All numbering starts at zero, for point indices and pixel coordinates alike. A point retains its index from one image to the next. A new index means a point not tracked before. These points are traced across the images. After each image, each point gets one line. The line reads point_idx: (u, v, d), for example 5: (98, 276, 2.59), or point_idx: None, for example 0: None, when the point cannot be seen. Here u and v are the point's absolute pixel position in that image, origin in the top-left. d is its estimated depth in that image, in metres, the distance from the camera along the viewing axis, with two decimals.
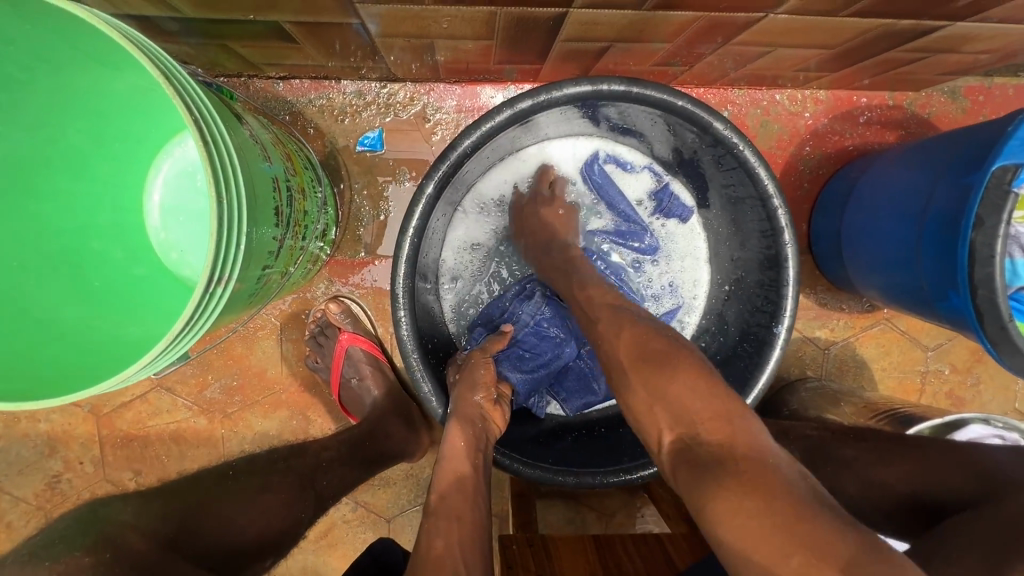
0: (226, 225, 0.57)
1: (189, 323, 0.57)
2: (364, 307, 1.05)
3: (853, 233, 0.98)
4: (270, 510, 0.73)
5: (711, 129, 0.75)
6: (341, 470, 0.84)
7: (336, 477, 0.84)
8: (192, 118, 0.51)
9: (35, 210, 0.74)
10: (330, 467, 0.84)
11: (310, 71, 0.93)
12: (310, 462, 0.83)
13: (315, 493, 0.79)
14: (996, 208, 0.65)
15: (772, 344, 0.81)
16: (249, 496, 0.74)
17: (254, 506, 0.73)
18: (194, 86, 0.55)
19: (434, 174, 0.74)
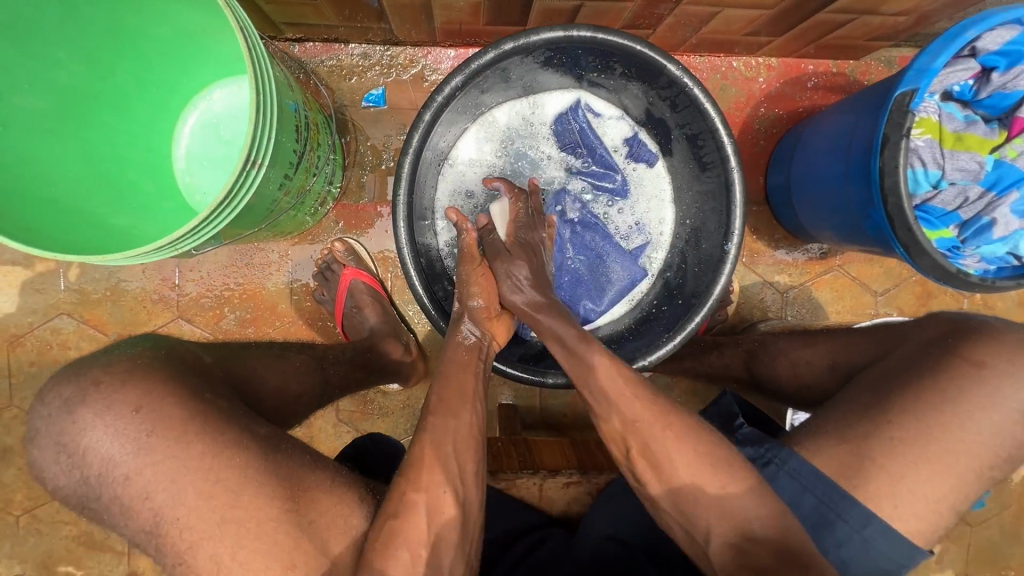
0: (258, 128, 0.68)
1: (222, 205, 0.69)
2: (368, 251, 1.17)
3: (800, 178, 1.11)
4: (292, 376, 0.85)
5: (666, 71, 0.88)
6: (345, 365, 0.98)
7: (341, 372, 0.97)
8: (239, 31, 0.63)
9: (85, 138, 0.85)
10: (335, 364, 0.96)
11: (323, 33, 1.07)
12: (320, 355, 0.96)
13: (324, 377, 0.91)
14: (898, 126, 0.78)
15: (724, 260, 0.93)
16: (275, 359, 0.86)
17: (276, 368, 0.85)
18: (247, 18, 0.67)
19: (430, 106, 0.86)
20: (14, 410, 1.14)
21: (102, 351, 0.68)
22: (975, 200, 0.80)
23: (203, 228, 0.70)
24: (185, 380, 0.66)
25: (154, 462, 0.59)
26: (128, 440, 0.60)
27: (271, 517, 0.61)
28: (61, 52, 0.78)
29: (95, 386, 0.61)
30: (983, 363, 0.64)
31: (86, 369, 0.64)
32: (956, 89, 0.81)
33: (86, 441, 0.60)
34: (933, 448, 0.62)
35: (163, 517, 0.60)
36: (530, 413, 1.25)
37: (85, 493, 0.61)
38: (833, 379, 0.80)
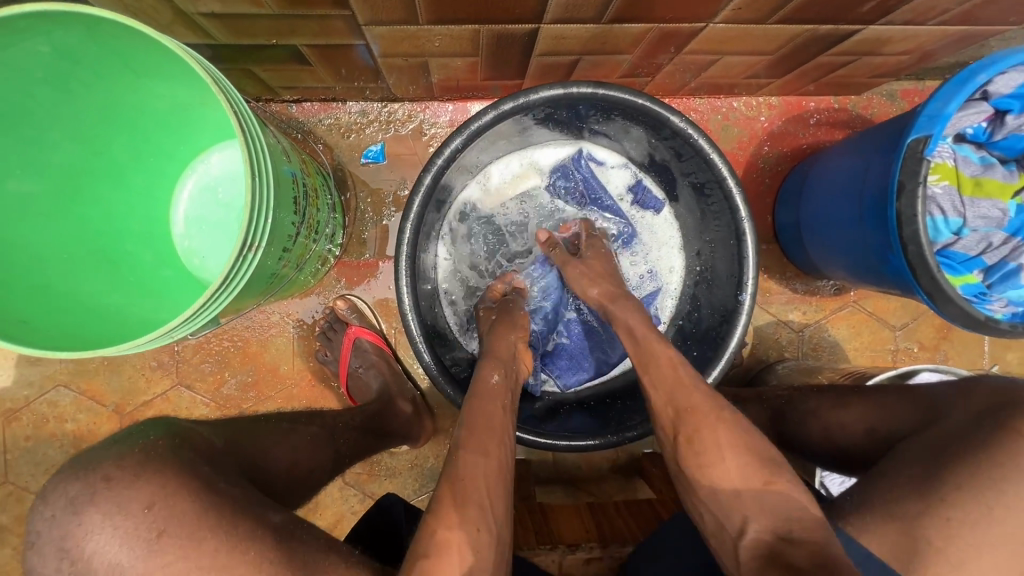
0: (256, 206, 0.67)
1: (223, 286, 0.66)
2: (369, 304, 1.14)
3: (809, 218, 1.09)
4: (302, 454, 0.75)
5: (669, 123, 0.86)
6: (355, 433, 0.92)
7: (352, 440, 0.91)
8: (232, 115, 0.62)
9: (81, 214, 0.83)
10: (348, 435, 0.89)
11: (321, 94, 1.06)
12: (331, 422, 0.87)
13: (336, 451, 0.83)
14: (914, 174, 0.76)
15: (739, 311, 0.90)
16: (285, 431, 0.77)
17: (288, 441, 0.76)
18: (238, 95, 0.67)
19: (430, 169, 0.84)
20: (10, 487, 1.11)
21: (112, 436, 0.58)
22: (1000, 246, 0.77)
23: (201, 313, 0.67)
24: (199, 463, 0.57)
25: (166, 566, 0.50)
26: (136, 543, 0.50)
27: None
28: (55, 134, 0.76)
29: (107, 481, 0.52)
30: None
31: (96, 462, 0.53)
32: (969, 132, 0.79)
33: (92, 547, 0.50)
34: (992, 534, 0.56)
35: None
36: (545, 467, 1.21)
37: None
38: (873, 444, 0.75)
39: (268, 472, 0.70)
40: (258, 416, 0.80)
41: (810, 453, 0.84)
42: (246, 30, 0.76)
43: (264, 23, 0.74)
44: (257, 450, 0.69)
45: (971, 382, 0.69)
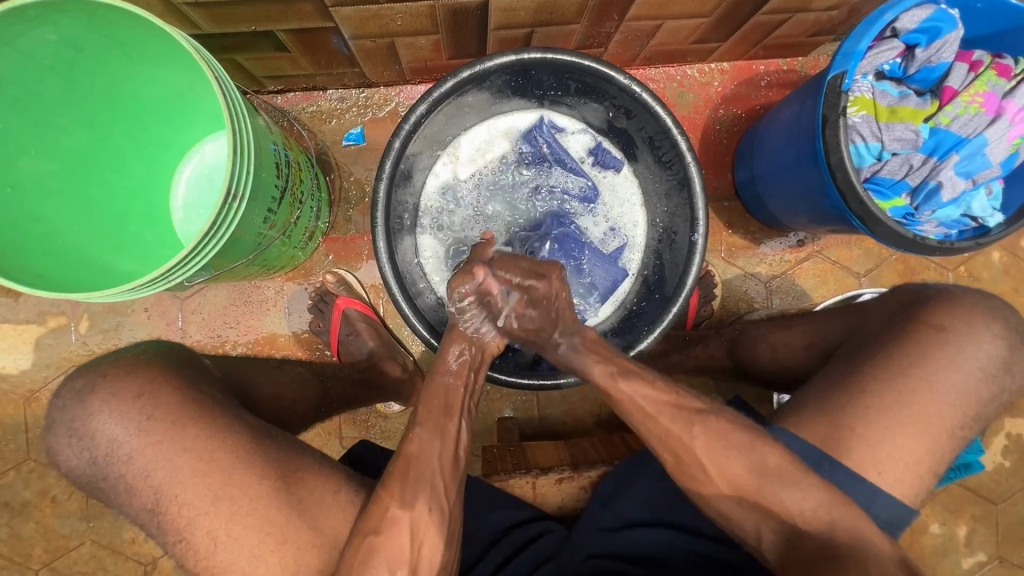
0: (237, 168, 0.75)
1: (210, 235, 0.74)
2: (361, 281, 1.22)
3: (762, 170, 1.16)
4: (287, 386, 0.90)
5: (615, 81, 0.94)
6: (345, 382, 1.05)
7: (338, 389, 1.03)
8: (219, 89, 0.70)
9: (87, 195, 0.92)
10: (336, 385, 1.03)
11: (302, 83, 1.15)
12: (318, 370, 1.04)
13: (320, 390, 0.97)
14: (835, 107, 0.83)
15: (693, 252, 0.97)
16: (271, 371, 0.92)
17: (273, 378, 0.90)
18: (228, 78, 0.75)
19: (398, 134, 0.92)
20: (32, 464, 1.18)
21: (106, 356, 0.71)
22: (920, 168, 0.83)
23: (195, 257, 0.75)
24: (185, 373, 0.70)
25: (154, 442, 0.63)
26: (130, 422, 0.64)
27: (262, 497, 0.64)
28: (63, 119, 0.85)
29: (103, 376, 0.66)
30: (942, 327, 0.69)
31: (97, 364, 0.69)
32: (887, 68, 0.86)
33: (96, 425, 0.65)
34: (908, 409, 0.67)
35: (163, 494, 0.63)
36: (529, 423, 1.23)
37: (94, 472, 0.65)
38: (813, 356, 0.85)
39: (257, 399, 0.85)
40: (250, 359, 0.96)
41: (762, 374, 0.94)
42: (228, 17, 0.86)
43: (244, 10, 0.84)
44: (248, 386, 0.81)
45: (895, 291, 0.79)
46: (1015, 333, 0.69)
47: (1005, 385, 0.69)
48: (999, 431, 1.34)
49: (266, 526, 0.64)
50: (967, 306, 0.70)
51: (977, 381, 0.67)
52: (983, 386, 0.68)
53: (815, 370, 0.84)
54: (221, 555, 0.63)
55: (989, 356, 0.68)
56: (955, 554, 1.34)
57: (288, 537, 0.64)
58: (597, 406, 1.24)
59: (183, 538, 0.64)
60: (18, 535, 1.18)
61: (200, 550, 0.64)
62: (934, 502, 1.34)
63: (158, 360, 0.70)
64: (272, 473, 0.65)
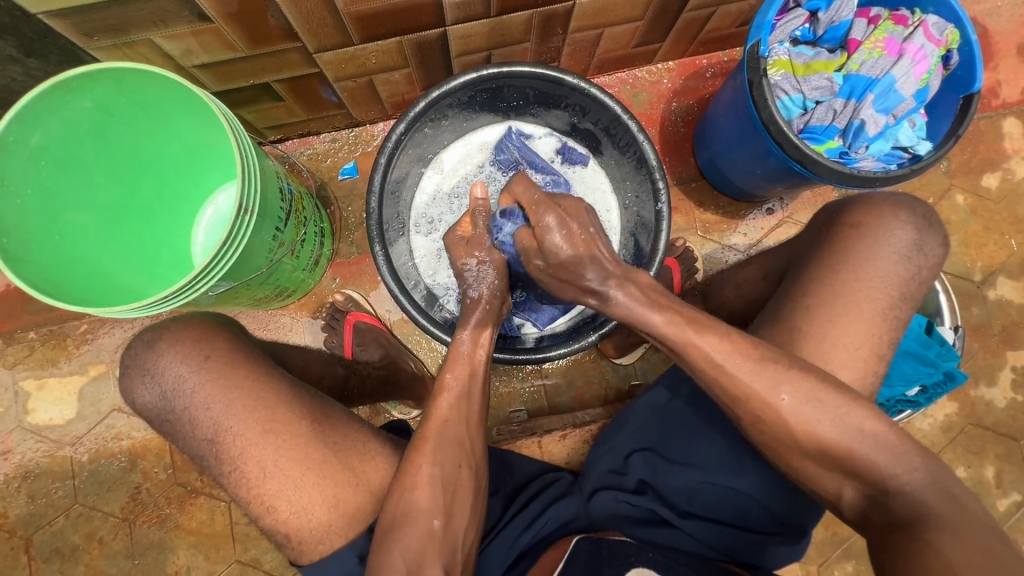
0: (246, 191, 0.88)
1: (228, 243, 0.86)
2: (365, 296, 1.32)
3: (717, 147, 1.27)
4: (314, 362, 1.06)
5: (566, 83, 1.07)
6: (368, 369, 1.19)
7: (358, 380, 1.16)
8: (231, 129, 0.84)
9: (120, 240, 1.05)
10: (357, 377, 1.16)
11: (298, 130, 1.31)
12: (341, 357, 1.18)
13: (343, 372, 1.14)
14: (756, 71, 0.94)
15: (660, 220, 1.06)
16: (302, 350, 1.06)
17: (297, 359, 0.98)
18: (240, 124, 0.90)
19: (383, 152, 1.05)
20: (78, 508, 1.26)
21: (155, 326, 0.79)
22: (843, 111, 0.93)
23: (215, 268, 0.87)
24: (236, 331, 0.80)
25: (212, 378, 0.73)
26: (192, 362, 0.73)
27: (302, 433, 0.73)
28: (100, 176, 1.00)
29: (168, 328, 0.76)
30: (859, 224, 0.80)
31: (160, 321, 0.78)
32: (798, 34, 0.97)
33: (163, 366, 0.73)
34: (846, 305, 0.76)
35: (221, 425, 0.72)
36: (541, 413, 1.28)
37: (163, 407, 0.74)
38: (768, 284, 0.93)
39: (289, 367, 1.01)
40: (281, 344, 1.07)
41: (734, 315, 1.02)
42: (229, 73, 1.01)
43: (242, 66, 0.99)
44: None
45: (819, 212, 0.89)
46: (923, 218, 0.79)
47: (925, 266, 0.78)
48: (1004, 365, 1.35)
49: (307, 461, 0.72)
50: (884, 206, 0.81)
51: (902, 267, 0.77)
52: (912, 278, 0.77)
53: (768, 295, 0.93)
54: (270, 484, 0.71)
55: (903, 242, 0.78)
56: (988, 497, 1.32)
57: (327, 474, 0.72)
58: (603, 389, 1.29)
59: (237, 467, 0.72)
60: None
61: (251, 479, 0.72)
62: (953, 445, 1.33)
63: (209, 319, 0.80)
64: (308, 416, 0.74)
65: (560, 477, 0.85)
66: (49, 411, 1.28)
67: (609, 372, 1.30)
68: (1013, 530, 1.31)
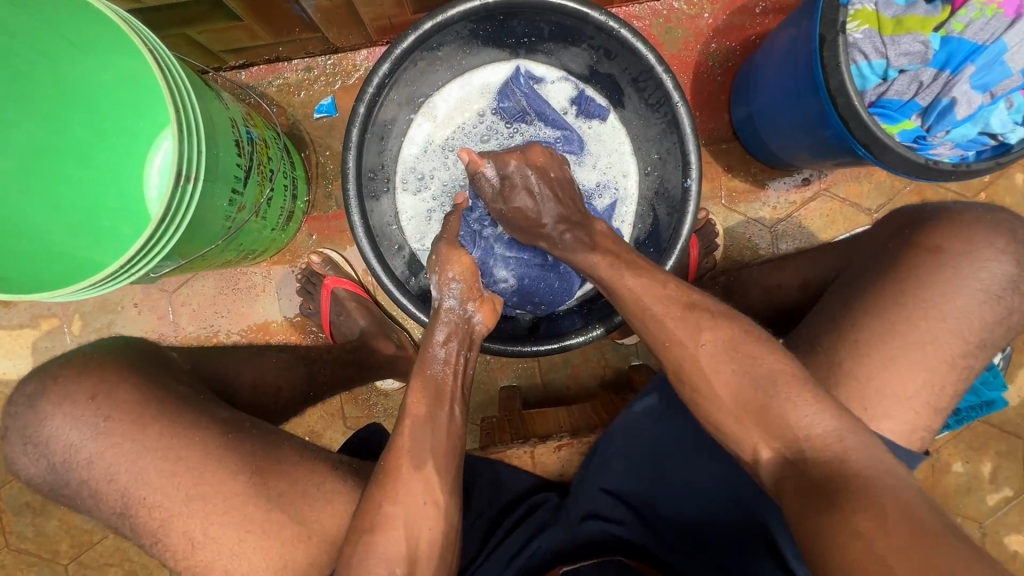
0: (184, 147, 0.71)
1: (165, 219, 0.71)
2: (345, 257, 1.19)
3: (760, 105, 1.08)
4: (268, 370, 0.86)
5: (590, 19, 0.87)
6: (333, 364, 0.99)
7: (327, 373, 0.97)
8: (153, 62, 0.65)
9: (51, 190, 0.89)
10: (323, 369, 0.96)
11: (263, 54, 1.09)
12: (303, 353, 0.96)
13: (308, 369, 0.93)
14: (833, 23, 0.75)
15: (687, 199, 0.90)
16: (250, 356, 0.87)
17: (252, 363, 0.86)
18: (168, 54, 0.70)
19: (363, 98, 0.86)
20: None
21: (47, 366, 0.69)
22: (931, 83, 0.76)
23: (155, 246, 0.72)
24: (147, 369, 0.70)
25: (114, 444, 0.64)
26: (85, 426, 0.64)
27: (237, 492, 0.65)
28: (11, 114, 0.83)
29: (55, 379, 0.66)
30: (938, 249, 0.67)
31: (49, 367, 0.68)
32: None
33: (50, 430, 0.65)
34: (903, 339, 0.65)
35: (131, 497, 0.65)
36: (533, 390, 1.22)
37: (56, 479, 0.66)
38: (807, 292, 0.83)
39: (236, 387, 0.81)
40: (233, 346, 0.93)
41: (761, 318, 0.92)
42: None
43: None
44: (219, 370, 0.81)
45: (889, 216, 0.77)
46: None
47: (1014, 306, 0.66)
48: None
49: (247, 525, 0.65)
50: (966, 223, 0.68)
51: (984, 305, 0.65)
52: (991, 312, 0.65)
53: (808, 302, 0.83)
54: (201, 556, 0.65)
55: (996, 276, 0.65)
56: (978, 492, 1.30)
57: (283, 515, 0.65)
58: (600, 369, 1.22)
59: (160, 539, 0.65)
60: (43, 533, 1.21)
61: (178, 551, 0.65)
62: (954, 441, 1.29)
63: (113, 356, 0.70)
64: None
65: (546, 500, 0.81)
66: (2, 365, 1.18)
67: (609, 351, 1.22)
68: (997, 525, 1.30)
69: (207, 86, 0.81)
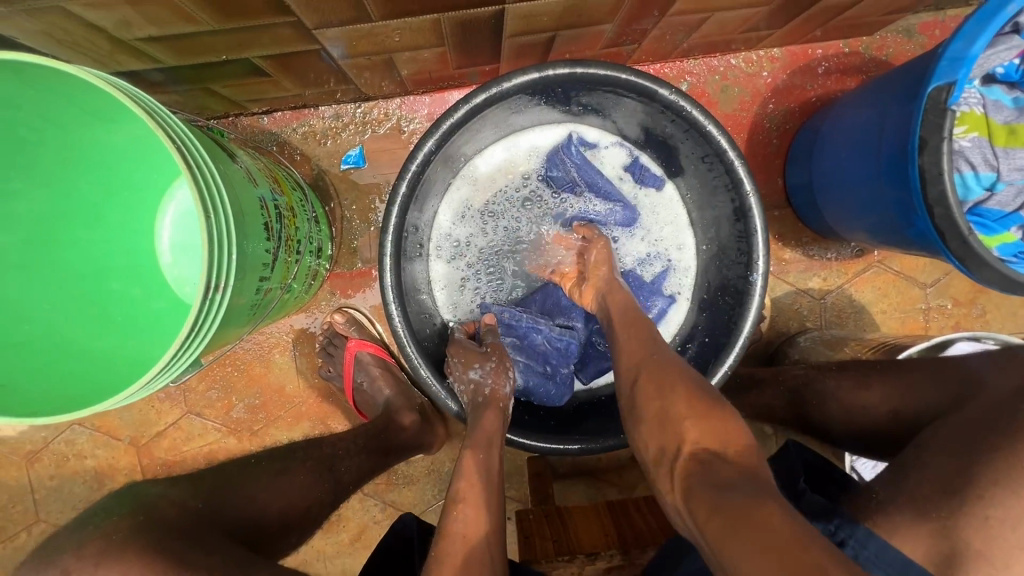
0: (215, 241, 0.63)
1: (193, 331, 0.63)
2: (364, 313, 1.11)
3: (822, 179, 1.00)
4: (295, 492, 0.79)
5: (658, 96, 0.79)
6: (357, 458, 0.90)
7: (353, 471, 0.89)
8: (174, 148, 0.57)
9: (56, 262, 0.80)
10: (348, 461, 0.89)
11: (289, 102, 1.01)
12: (329, 455, 0.88)
13: (333, 481, 0.85)
14: (938, 128, 0.68)
15: (751, 293, 0.83)
16: (274, 475, 0.80)
17: (276, 486, 0.79)
18: (166, 111, 0.62)
19: (405, 176, 0.78)
20: (42, 524, 1.13)
21: (79, 520, 0.67)
22: None
23: (180, 357, 0.64)
24: (173, 548, 0.63)
25: None
26: None
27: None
28: (14, 184, 0.74)
29: (74, 575, 0.59)
30: None
31: (60, 554, 0.62)
32: (1000, 70, 0.71)
33: None
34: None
35: None
36: (562, 463, 1.16)
37: None
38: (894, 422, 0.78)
39: (262, 515, 0.75)
40: (250, 457, 0.85)
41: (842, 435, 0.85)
42: (193, 47, 0.72)
43: (212, 39, 0.70)
44: (242, 500, 0.75)
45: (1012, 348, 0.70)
46: None
47: None
48: None
49: None
50: None
51: None
52: None
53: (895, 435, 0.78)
54: None
55: None
56: None
57: None
58: None
59: None
60: None
61: None
62: None
63: (134, 534, 0.63)
64: None
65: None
66: None
67: None
68: None
69: (221, 147, 0.73)
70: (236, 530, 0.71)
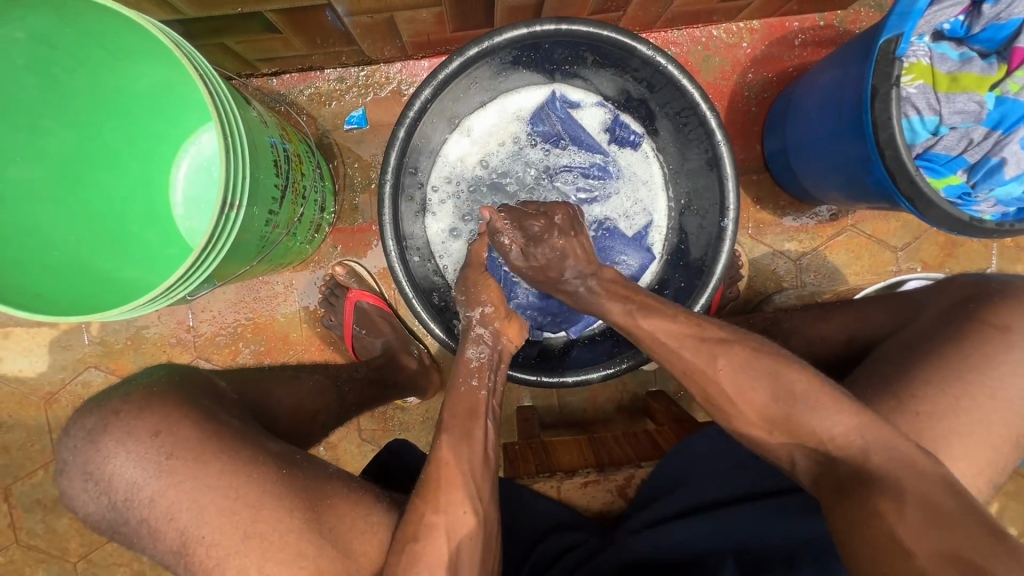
0: (231, 170, 0.70)
1: (208, 249, 0.70)
2: (369, 271, 1.18)
3: (795, 141, 1.06)
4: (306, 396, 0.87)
5: (637, 52, 0.85)
6: (360, 383, 1.00)
7: (356, 392, 0.98)
8: (199, 79, 0.64)
9: (83, 199, 0.87)
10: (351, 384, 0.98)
11: (297, 64, 1.08)
12: (334, 375, 0.98)
13: (340, 396, 0.93)
14: (887, 76, 0.75)
15: (722, 238, 0.89)
16: (286, 382, 0.87)
17: (291, 389, 0.87)
18: (206, 65, 0.69)
19: (403, 122, 0.85)
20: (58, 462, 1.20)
21: (120, 384, 0.71)
22: (981, 141, 0.80)
23: (195, 273, 0.71)
24: (202, 403, 0.69)
25: (176, 482, 0.63)
26: (148, 464, 0.64)
27: (292, 530, 0.63)
28: (46, 121, 0.81)
29: (116, 414, 0.66)
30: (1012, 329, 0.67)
31: (108, 399, 0.68)
32: (947, 27, 0.82)
33: (111, 468, 0.64)
34: (946, 405, 0.65)
35: (189, 536, 0.63)
36: (549, 412, 1.22)
37: (113, 517, 0.65)
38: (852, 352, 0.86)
39: (277, 416, 0.81)
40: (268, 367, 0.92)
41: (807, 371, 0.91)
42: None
43: None
44: (264, 394, 0.81)
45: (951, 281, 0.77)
46: None
47: None
48: None
49: (299, 559, 0.63)
50: None
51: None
52: None
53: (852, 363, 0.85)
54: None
55: None
56: None
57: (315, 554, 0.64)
58: (617, 393, 1.22)
59: None
60: (53, 531, 1.20)
61: None
62: None
63: (172, 391, 0.69)
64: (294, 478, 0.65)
65: (592, 544, 0.83)
66: (19, 362, 1.18)
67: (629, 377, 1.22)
68: None
69: (240, 94, 0.80)
70: (259, 413, 0.77)
